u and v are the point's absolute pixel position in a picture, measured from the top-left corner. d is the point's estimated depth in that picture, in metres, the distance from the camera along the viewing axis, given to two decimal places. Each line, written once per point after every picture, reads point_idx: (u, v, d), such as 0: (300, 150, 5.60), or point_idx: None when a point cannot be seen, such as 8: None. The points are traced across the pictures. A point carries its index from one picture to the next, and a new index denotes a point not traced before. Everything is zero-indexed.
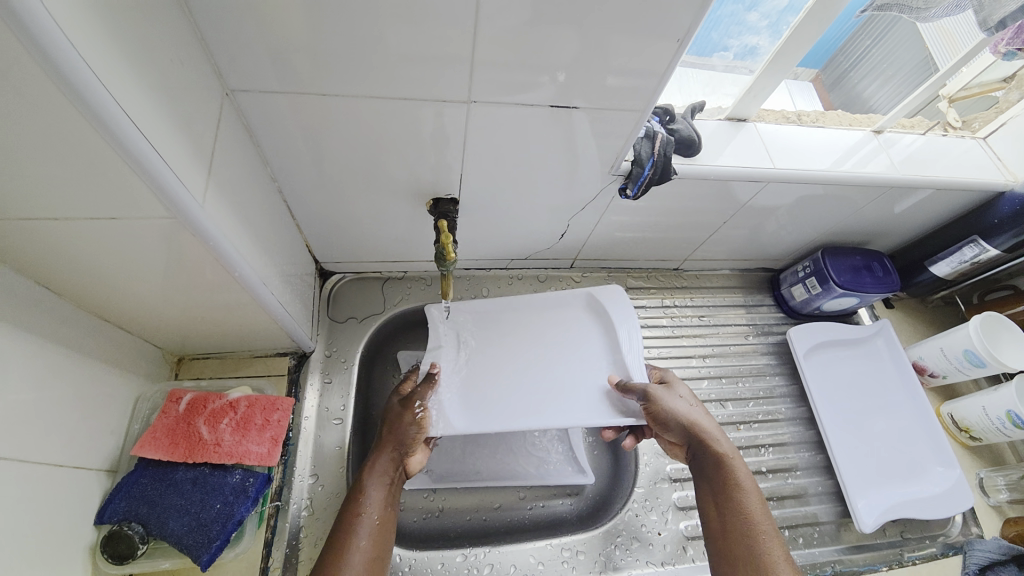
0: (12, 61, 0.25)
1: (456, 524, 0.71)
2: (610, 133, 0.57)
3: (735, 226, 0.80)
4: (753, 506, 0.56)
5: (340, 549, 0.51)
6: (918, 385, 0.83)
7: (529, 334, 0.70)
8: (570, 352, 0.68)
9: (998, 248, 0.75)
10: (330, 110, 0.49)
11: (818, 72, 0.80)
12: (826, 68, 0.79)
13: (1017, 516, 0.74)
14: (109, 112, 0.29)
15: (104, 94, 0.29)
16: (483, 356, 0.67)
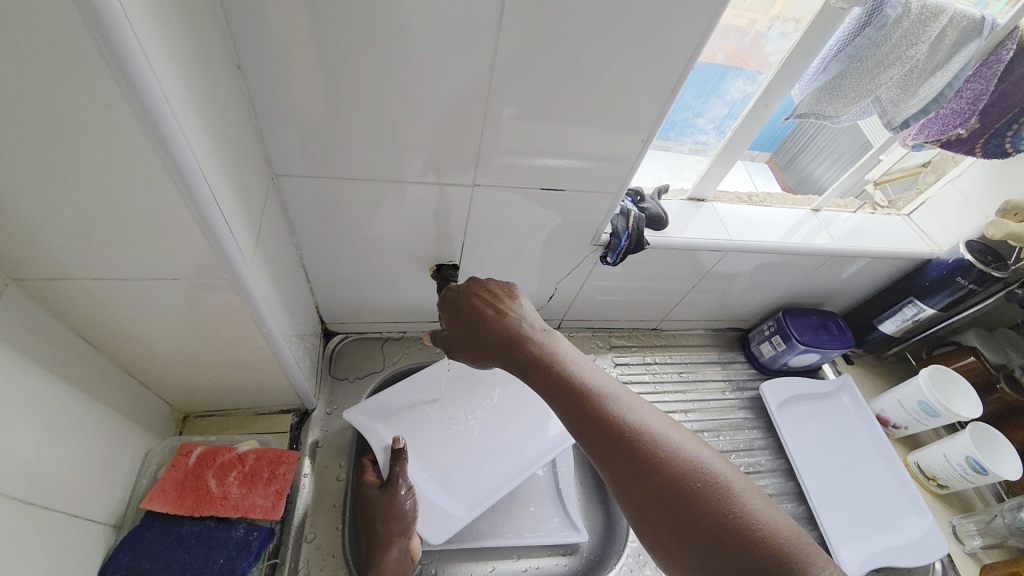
0: (145, 160, 0.33)
1: None
2: (591, 211, 0.67)
3: (703, 290, 0.89)
4: (642, 416, 0.42)
5: None
6: (886, 439, 0.88)
7: (464, 395, 0.80)
8: (498, 401, 0.81)
9: (935, 307, 0.85)
10: (355, 190, 0.57)
11: (771, 154, 0.95)
12: (779, 152, 0.95)
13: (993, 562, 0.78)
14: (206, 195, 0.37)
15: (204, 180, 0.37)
16: (432, 434, 0.75)
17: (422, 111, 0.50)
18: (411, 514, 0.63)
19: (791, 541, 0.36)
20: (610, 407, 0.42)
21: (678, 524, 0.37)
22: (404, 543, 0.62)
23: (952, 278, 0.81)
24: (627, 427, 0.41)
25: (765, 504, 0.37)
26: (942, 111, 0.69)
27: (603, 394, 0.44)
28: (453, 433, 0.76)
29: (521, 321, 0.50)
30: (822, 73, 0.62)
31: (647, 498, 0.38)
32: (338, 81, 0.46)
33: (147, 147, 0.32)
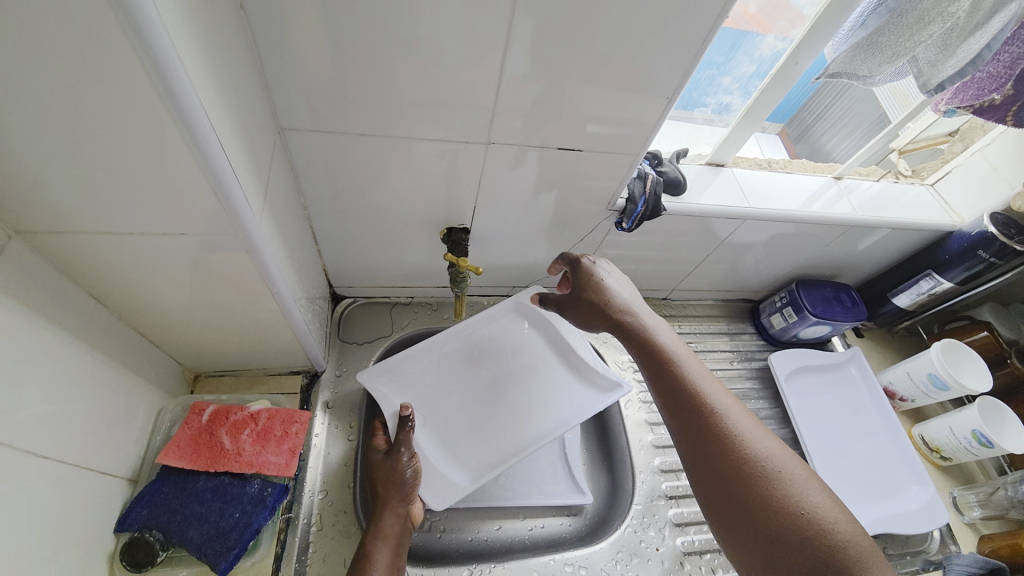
0: (147, 105, 0.31)
1: (458, 544, 0.72)
2: (608, 175, 0.64)
3: (717, 260, 0.88)
4: (732, 411, 0.50)
5: None
6: (893, 412, 0.88)
7: (477, 362, 0.80)
8: (510, 368, 0.80)
9: (952, 281, 0.84)
10: (364, 148, 0.55)
11: (783, 125, 0.91)
12: (791, 122, 0.90)
13: (990, 532, 0.79)
14: (211, 146, 0.35)
15: (210, 130, 0.35)
16: (444, 400, 0.75)
17: (436, 64, 0.47)
18: (411, 482, 0.62)
19: (853, 545, 0.40)
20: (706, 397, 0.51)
21: (743, 502, 0.44)
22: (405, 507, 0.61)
23: (974, 251, 0.79)
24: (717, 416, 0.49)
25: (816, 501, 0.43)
26: (978, 75, 0.65)
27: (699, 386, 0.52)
28: (465, 400, 0.76)
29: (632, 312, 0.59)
30: (860, 28, 0.58)
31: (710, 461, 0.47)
32: (346, 26, 0.43)
33: (148, 91, 0.30)
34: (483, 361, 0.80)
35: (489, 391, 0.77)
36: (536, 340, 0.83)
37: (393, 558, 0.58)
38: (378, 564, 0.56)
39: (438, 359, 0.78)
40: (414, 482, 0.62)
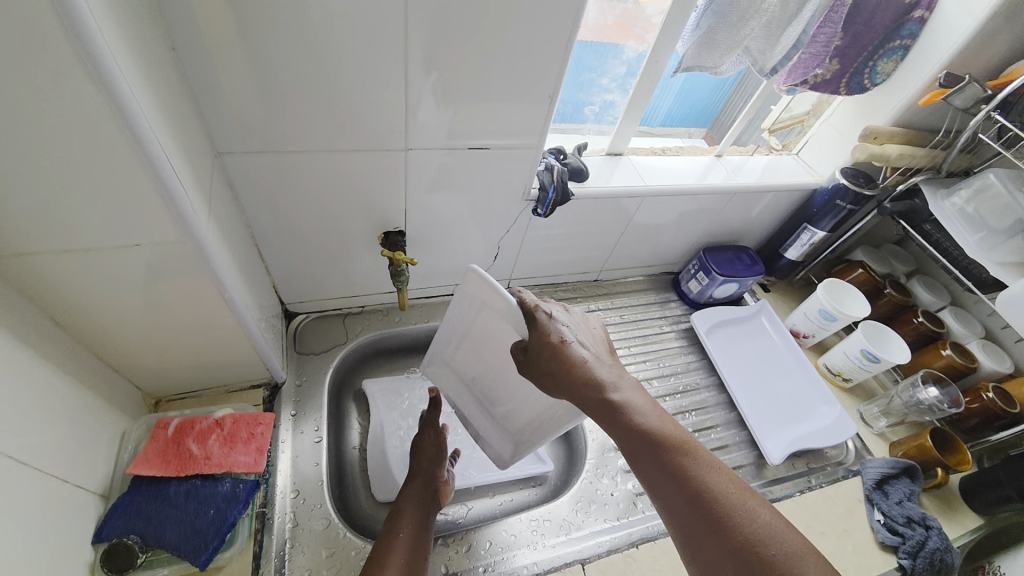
0: (101, 125, 0.37)
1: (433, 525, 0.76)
2: (517, 168, 0.74)
3: (632, 237, 1.00)
4: (713, 480, 0.48)
5: (390, 539, 0.61)
6: (799, 349, 1.02)
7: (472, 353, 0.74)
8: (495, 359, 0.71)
9: (824, 229, 0.99)
10: (297, 163, 0.62)
11: (707, 130, 1.06)
12: (713, 126, 1.05)
13: (898, 437, 0.92)
14: (158, 158, 0.41)
15: (156, 145, 0.41)
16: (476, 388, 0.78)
17: (350, 84, 0.56)
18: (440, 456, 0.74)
19: None
20: (689, 467, 0.49)
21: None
22: (433, 475, 0.71)
23: (834, 202, 0.95)
24: (700, 487, 0.48)
25: (798, 537, 0.44)
26: (804, 56, 0.79)
27: (680, 454, 0.50)
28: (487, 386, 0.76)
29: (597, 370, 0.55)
30: (697, 29, 0.71)
31: (701, 544, 0.45)
32: (266, 56, 0.51)
33: (102, 113, 0.36)
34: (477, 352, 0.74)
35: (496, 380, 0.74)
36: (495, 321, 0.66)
37: (422, 509, 0.67)
38: (407, 515, 0.64)
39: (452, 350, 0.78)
40: (442, 454, 0.74)
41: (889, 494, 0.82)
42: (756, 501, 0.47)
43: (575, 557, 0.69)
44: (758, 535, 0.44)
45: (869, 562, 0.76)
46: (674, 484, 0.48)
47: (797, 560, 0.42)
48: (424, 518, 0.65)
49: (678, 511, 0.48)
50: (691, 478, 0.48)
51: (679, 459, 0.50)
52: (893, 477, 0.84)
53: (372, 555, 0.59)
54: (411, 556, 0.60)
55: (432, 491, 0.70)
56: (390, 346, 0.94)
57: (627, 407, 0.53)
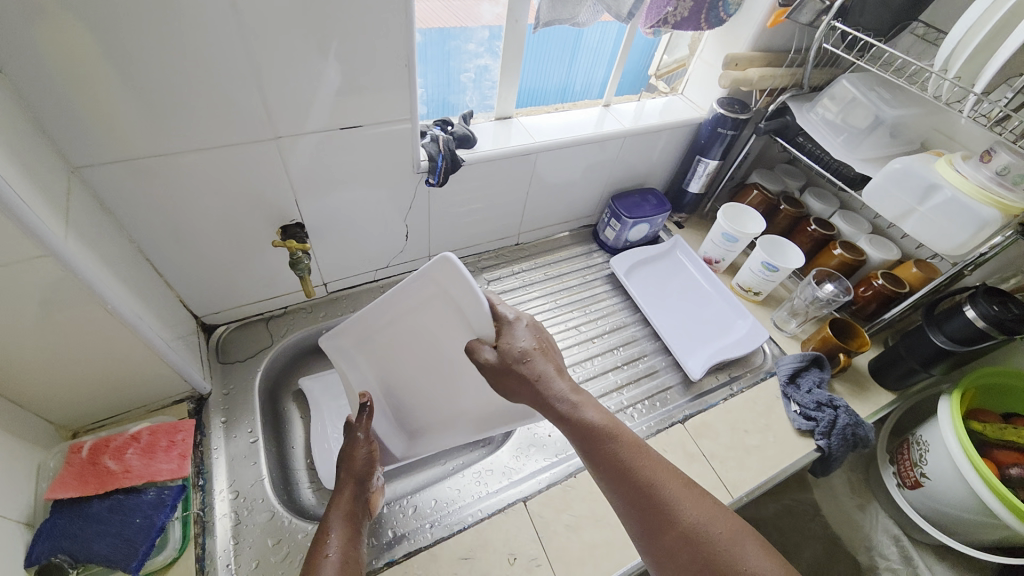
0: None
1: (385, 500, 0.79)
2: (398, 141, 0.75)
3: (539, 195, 1.03)
4: (667, 479, 0.53)
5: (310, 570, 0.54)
6: (713, 273, 1.09)
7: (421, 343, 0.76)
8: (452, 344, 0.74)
9: (715, 158, 1.06)
10: (166, 167, 0.61)
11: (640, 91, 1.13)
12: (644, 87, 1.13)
13: (807, 335, 1.00)
14: None
15: None
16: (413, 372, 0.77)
17: (199, 76, 0.55)
18: (367, 468, 0.67)
19: None
20: (647, 467, 0.53)
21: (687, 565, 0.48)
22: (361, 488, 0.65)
23: (717, 131, 1.01)
24: (654, 484, 0.52)
25: (735, 522, 0.50)
26: None
27: (638, 455, 0.54)
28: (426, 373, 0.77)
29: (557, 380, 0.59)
30: None
31: (652, 533, 0.51)
32: (97, 59, 0.49)
33: None
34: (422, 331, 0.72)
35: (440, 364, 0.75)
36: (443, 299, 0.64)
37: (349, 530, 0.60)
38: (335, 535, 0.58)
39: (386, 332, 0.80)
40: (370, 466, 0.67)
41: (801, 385, 0.90)
42: (704, 496, 0.52)
43: (517, 497, 0.73)
44: (706, 525, 0.49)
45: (788, 449, 0.83)
46: (629, 483, 0.53)
47: (739, 545, 0.48)
48: (355, 535, 0.59)
49: (629, 504, 0.52)
50: (646, 477, 0.53)
51: (636, 460, 0.54)
52: (803, 370, 0.92)
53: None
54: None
55: (362, 504, 0.64)
56: (320, 341, 0.95)
57: (587, 412, 0.57)
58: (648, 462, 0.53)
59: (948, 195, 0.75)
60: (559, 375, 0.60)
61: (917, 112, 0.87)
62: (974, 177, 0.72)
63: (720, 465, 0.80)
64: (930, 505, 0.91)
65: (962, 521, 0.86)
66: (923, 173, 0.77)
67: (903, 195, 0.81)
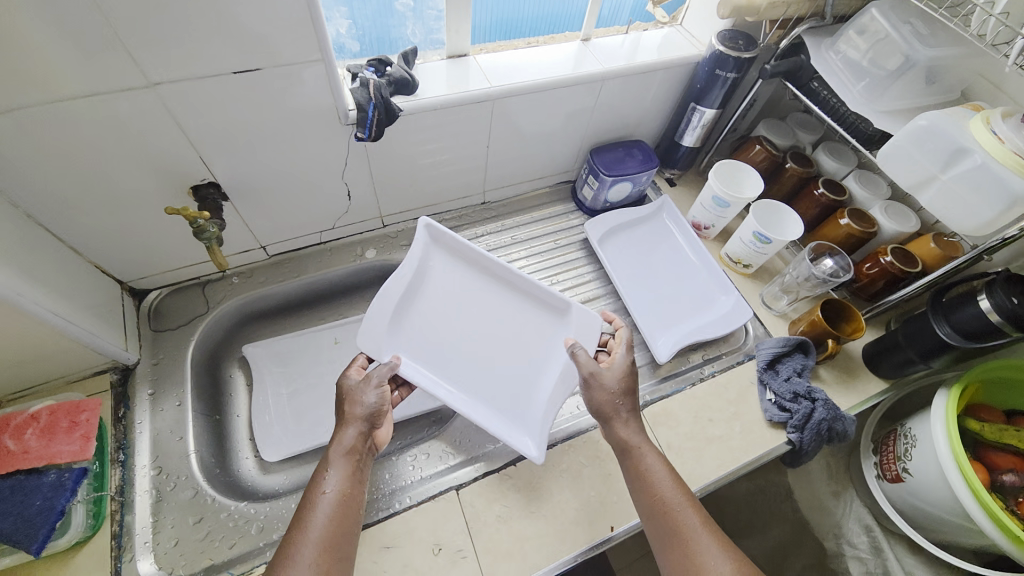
0: None
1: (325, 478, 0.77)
2: (313, 87, 0.64)
3: (503, 148, 0.91)
4: (701, 534, 0.58)
5: (304, 515, 0.54)
6: (700, 241, 0.97)
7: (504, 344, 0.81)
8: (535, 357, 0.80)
9: (711, 107, 0.90)
10: (26, 123, 0.52)
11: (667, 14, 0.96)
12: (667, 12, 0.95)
13: (798, 315, 0.89)
14: None
15: None
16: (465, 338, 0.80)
17: (26, 10, 0.45)
18: (376, 409, 0.63)
19: None
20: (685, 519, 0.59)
21: None
22: (369, 429, 0.62)
23: (715, 74, 0.85)
24: (686, 534, 0.58)
25: None
26: None
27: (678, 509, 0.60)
28: (477, 351, 0.80)
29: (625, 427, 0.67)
30: None
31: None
32: None
33: None
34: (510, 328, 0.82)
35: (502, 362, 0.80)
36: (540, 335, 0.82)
37: (353, 470, 0.59)
38: (335, 477, 0.57)
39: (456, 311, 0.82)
40: (380, 411, 0.63)
41: (779, 372, 0.82)
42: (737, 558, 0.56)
43: (449, 485, 0.69)
44: None
45: (754, 441, 0.77)
46: (665, 529, 0.59)
47: None
48: (356, 474, 0.59)
49: (667, 548, 0.59)
50: (682, 529, 0.58)
51: (677, 513, 0.60)
52: (784, 355, 0.83)
53: (295, 519, 0.54)
54: (335, 523, 0.54)
55: (369, 445, 0.62)
56: (265, 308, 0.90)
57: (645, 461, 0.64)
58: (692, 515, 0.59)
59: (977, 162, 0.61)
60: (627, 425, 0.67)
61: (961, 53, 0.70)
62: (1012, 141, 0.58)
63: (676, 458, 0.74)
64: (909, 501, 0.85)
65: (940, 521, 0.80)
66: (952, 133, 0.63)
67: (925, 159, 0.67)
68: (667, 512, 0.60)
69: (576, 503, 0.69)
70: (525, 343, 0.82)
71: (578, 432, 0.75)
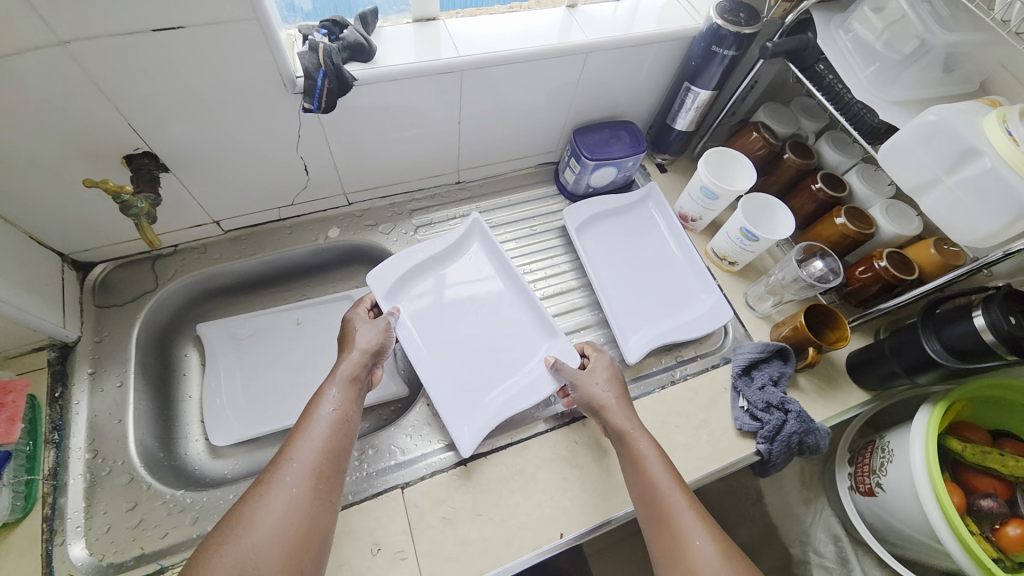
0: None
1: None
2: (251, 50, 0.57)
3: (478, 125, 0.84)
4: (687, 518, 0.57)
5: (304, 422, 0.60)
6: (686, 234, 0.91)
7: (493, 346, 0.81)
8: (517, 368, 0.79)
9: (706, 89, 0.83)
10: None
11: None
12: None
13: (782, 318, 0.84)
14: None
15: None
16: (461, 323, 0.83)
17: None
18: (376, 344, 0.71)
19: None
20: (672, 503, 0.58)
21: None
22: (369, 361, 0.69)
23: (711, 50, 0.77)
24: (673, 518, 0.57)
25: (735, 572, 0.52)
26: None
27: (666, 493, 0.59)
28: (468, 339, 0.81)
29: (615, 416, 0.67)
30: None
31: (670, 556, 0.55)
32: None
33: None
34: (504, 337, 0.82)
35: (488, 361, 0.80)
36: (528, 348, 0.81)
37: (350, 393, 0.65)
38: (331, 399, 0.63)
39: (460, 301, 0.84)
40: (379, 346, 0.71)
41: (754, 379, 0.77)
42: (722, 541, 0.55)
43: (396, 482, 0.66)
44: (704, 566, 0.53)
45: (721, 451, 0.73)
46: (651, 511, 0.59)
47: None
48: (353, 398, 0.64)
49: (656, 532, 0.58)
50: (667, 512, 0.58)
51: (664, 498, 0.59)
52: (762, 361, 0.78)
53: (292, 432, 0.59)
54: (332, 430, 0.60)
55: (366, 378, 0.69)
56: (222, 285, 0.86)
57: (637, 449, 0.63)
58: (679, 498, 0.59)
59: (987, 166, 0.54)
60: (621, 413, 0.67)
61: (984, 39, 0.62)
62: None
63: None
64: (878, 514, 0.82)
65: (908, 537, 0.78)
66: (962, 131, 0.56)
67: (929, 159, 0.60)
68: (654, 497, 0.59)
69: (527, 507, 0.66)
70: (511, 348, 0.81)
71: (536, 433, 0.72)
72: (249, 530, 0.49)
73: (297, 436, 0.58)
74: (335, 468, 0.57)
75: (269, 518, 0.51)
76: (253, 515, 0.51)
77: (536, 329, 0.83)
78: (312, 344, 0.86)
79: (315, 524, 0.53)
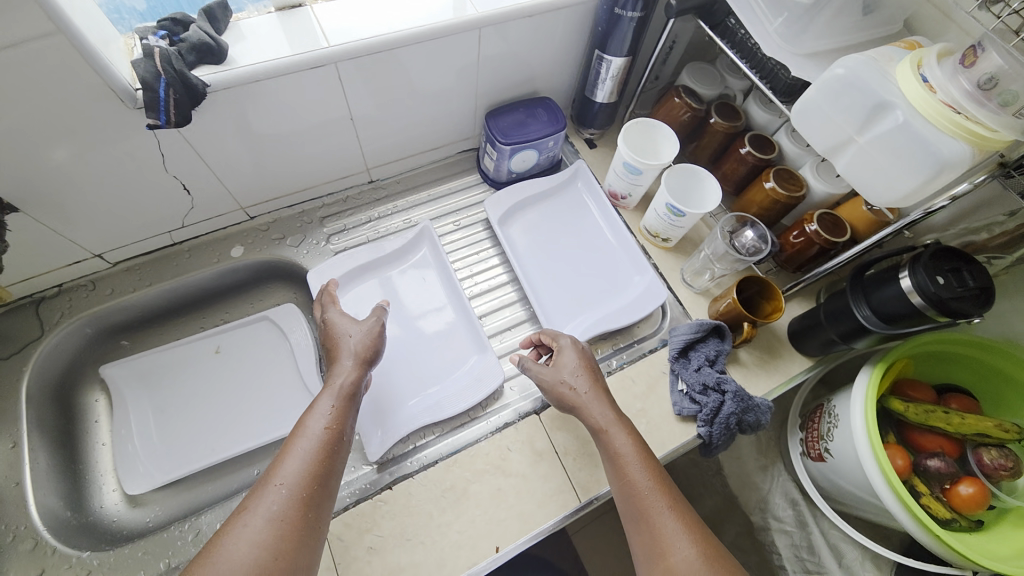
0: None
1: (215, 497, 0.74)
2: (74, 64, 0.50)
3: (378, 119, 0.78)
4: (665, 520, 0.54)
5: (293, 439, 0.55)
6: (616, 213, 0.87)
7: (428, 353, 0.78)
8: (441, 379, 0.76)
9: (619, 56, 0.76)
10: None
11: None
12: None
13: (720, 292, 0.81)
14: None
15: None
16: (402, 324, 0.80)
17: None
18: (368, 351, 0.65)
19: None
20: (653, 504, 0.55)
21: None
22: (362, 370, 0.64)
23: (615, 13, 0.71)
24: (654, 519, 0.54)
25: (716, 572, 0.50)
26: None
27: (646, 493, 0.56)
28: (411, 342, 0.78)
29: (585, 412, 0.63)
30: None
31: (650, 556, 0.53)
32: None
33: None
34: (436, 345, 0.79)
35: (425, 364, 0.77)
36: (455, 358, 0.78)
37: (345, 407, 0.59)
38: (324, 413, 0.58)
39: (411, 300, 0.82)
40: (372, 355, 0.65)
41: (691, 360, 0.74)
42: (707, 541, 0.52)
43: None
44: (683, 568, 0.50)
45: (661, 439, 0.71)
46: (632, 511, 0.56)
47: None
48: (347, 416, 0.59)
49: (636, 530, 0.56)
50: (648, 514, 0.55)
51: (645, 499, 0.56)
52: (698, 341, 0.75)
53: (281, 450, 0.54)
54: (324, 449, 0.54)
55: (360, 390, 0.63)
56: (126, 321, 0.79)
57: (614, 449, 0.59)
58: (660, 497, 0.56)
59: (898, 121, 0.50)
60: (595, 405, 0.63)
61: None
62: (944, 90, 0.48)
63: (572, 464, 0.68)
64: (829, 479, 0.81)
65: (854, 497, 0.77)
66: (873, 85, 0.52)
67: (840, 118, 0.56)
68: (633, 497, 0.56)
69: (459, 524, 0.63)
70: (440, 356, 0.78)
71: (465, 445, 0.69)
72: (217, 566, 0.44)
73: (287, 456, 0.53)
74: (322, 495, 0.52)
75: (242, 553, 0.45)
76: (231, 542, 0.45)
77: (470, 344, 0.79)
78: (229, 371, 0.80)
79: (298, 551, 0.47)
